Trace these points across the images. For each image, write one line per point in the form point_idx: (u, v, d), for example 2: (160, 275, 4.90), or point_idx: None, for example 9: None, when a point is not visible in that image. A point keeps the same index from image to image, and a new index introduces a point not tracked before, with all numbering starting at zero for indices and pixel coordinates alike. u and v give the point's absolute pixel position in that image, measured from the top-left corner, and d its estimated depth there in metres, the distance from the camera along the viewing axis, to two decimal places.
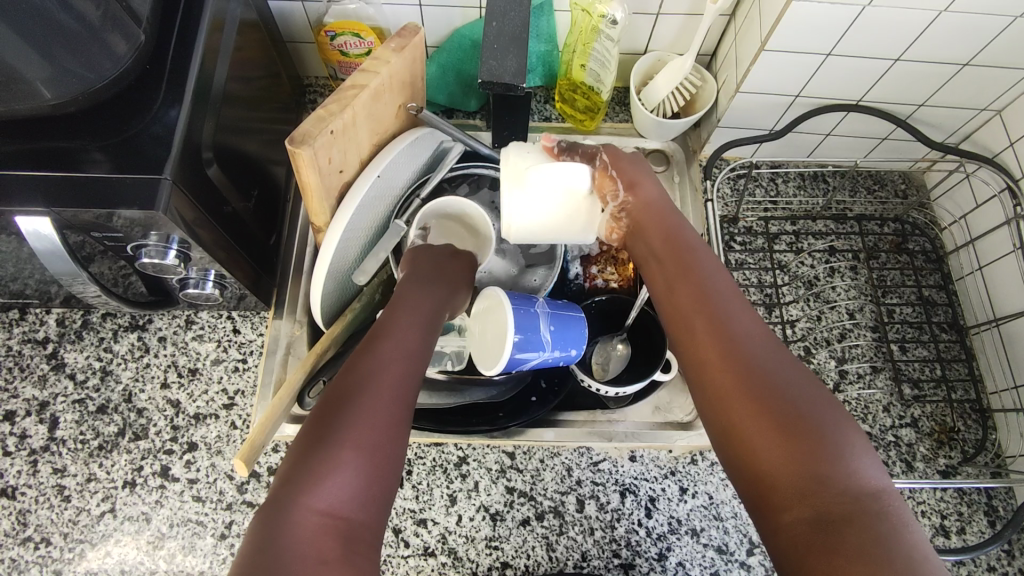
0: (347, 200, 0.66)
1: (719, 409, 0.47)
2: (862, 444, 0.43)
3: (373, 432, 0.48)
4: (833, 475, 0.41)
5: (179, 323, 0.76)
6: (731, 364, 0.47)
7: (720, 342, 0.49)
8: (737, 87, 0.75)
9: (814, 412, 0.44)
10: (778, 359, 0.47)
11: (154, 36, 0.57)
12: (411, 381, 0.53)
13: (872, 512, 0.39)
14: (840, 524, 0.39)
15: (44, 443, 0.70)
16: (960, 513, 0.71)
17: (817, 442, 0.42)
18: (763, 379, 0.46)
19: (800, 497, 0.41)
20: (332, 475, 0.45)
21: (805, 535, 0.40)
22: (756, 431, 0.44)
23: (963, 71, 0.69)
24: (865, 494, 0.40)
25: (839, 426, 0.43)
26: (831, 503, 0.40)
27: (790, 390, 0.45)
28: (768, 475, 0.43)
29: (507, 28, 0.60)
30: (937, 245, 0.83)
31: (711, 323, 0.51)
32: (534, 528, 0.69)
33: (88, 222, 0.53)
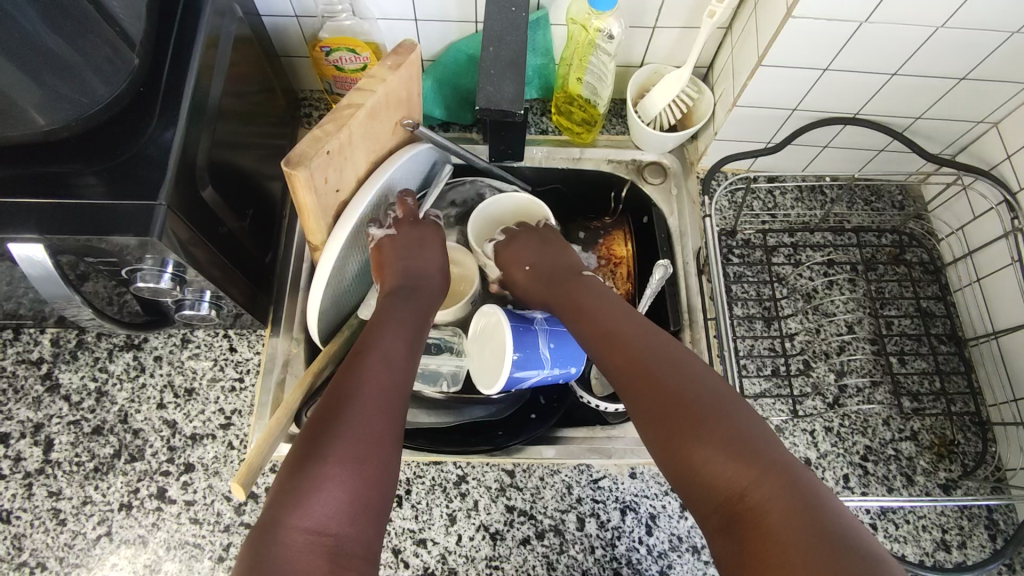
0: (343, 218, 0.66)
1: (644, 427, 0.52)
2: (760, 427, 0.48)
3: (360, 450, 0.49)
4: (742, 464, 0.46)
5: (175, 342, 0.76)
6: (649, 386, 0.53)
7: (634, 367, 0.55)
8: (735, 101, 0.75)
9: (721, 408, 0.49)
10: (683, 368, 0.53)
11: (147, 58, 0.56)
12: (396, 397, 0.54)
13: (782, 492, 0.44)
14: (752, 515, 0.44)
15: (39, 466, 0.70)
16: (961, 527, 0.71)
17: (726, 437, 0.47)
18: (676, 389, 0.51)
19: (718, 493, 0.46)
20: (322, 494, 0.46)
21: (730, 531, 0.45)
22: (689, 437, 0.49)
23: (960, 84, 0.69)
24: (773, 475, 0.45)
25: (740, 415, 0.49)
26: (740, 493, 0.45)
27: (696, 392, 0.51)
28: (691, 477, 0.48)
29: (504, 52, 0.59)
30: (935, 257, 0.83)
31: (628, 349, 0.57)
32: (534, 547, 0.69)
33: (82, 248, 0.53)
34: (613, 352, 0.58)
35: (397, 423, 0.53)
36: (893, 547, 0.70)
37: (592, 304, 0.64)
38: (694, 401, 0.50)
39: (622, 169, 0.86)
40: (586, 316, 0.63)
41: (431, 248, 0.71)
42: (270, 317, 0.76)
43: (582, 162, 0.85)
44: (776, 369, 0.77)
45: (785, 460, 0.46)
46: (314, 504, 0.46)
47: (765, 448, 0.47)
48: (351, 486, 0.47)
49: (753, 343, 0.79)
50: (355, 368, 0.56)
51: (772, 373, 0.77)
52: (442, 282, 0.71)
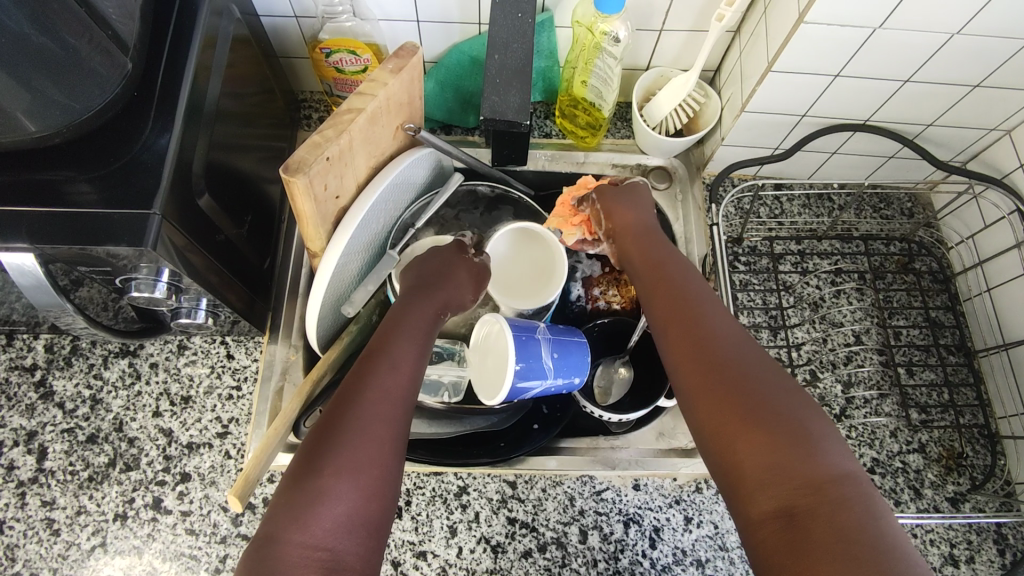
0: (344, 225, 0.64)
1: (698, 405, 0.47)
2: (829, 430, 0.44)
3: (362, 459, 0.46)
4: (801, 466, 0.41)
5: (171, 348, 0.75)
6: (708, 365, 0.48)
7: (697, 344, 0.49)
8: (743, 106, 0.73)
9: (779, 402, 0.44)
10: (752, 357, 0.48)
11: (142, 61, 0.55)
12: (403, 400, 0.51)
13: (834, 508, 0.40)
14: (812, 517, 0.40)
15: (32, 475, 0.69)
16: (969, 541, 0.70)
17: (794, 433, 0.43)
18: (739, 373, 0.46)
19: (773, 485, 0.41)
20: (322, 506, 0.44)
21: (778, 529, 0.40)
22: (739, 432, 0.44)
23: (974, 92, 0.67)
24: (833, 483, 0.41)
25: (813, 416, 0.44)
26: (800, 493, 0.41)
27: (761, 380, 0.46)
28: (742, 468, 0.43)
29: (509, 61, 0.58)
30: (944, 266, 0.81)
31: (692, 323, 0.51)
32: (536, 560, 0.68)
33: (74, 257, 0.51)
34: (671, 326, 0.52)
35: (404, 431, 0.50)
36: None
37: (667, 275, 0.58)
38: (755, 390, 0.45)
39: (626, 174, 0.84)
40: (660, 286, 0.57)
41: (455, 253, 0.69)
42: (268, 323, 0.75)
43: (586, 166, 0.84)
44: None
45: (840, 474, 0.41)
46: (314, 518, 0.43)
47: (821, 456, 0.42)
48: (354, 499, 0.45)
49: None
50: (361, 367, 0.52)
51: None
52: (466, 277, 0.68)
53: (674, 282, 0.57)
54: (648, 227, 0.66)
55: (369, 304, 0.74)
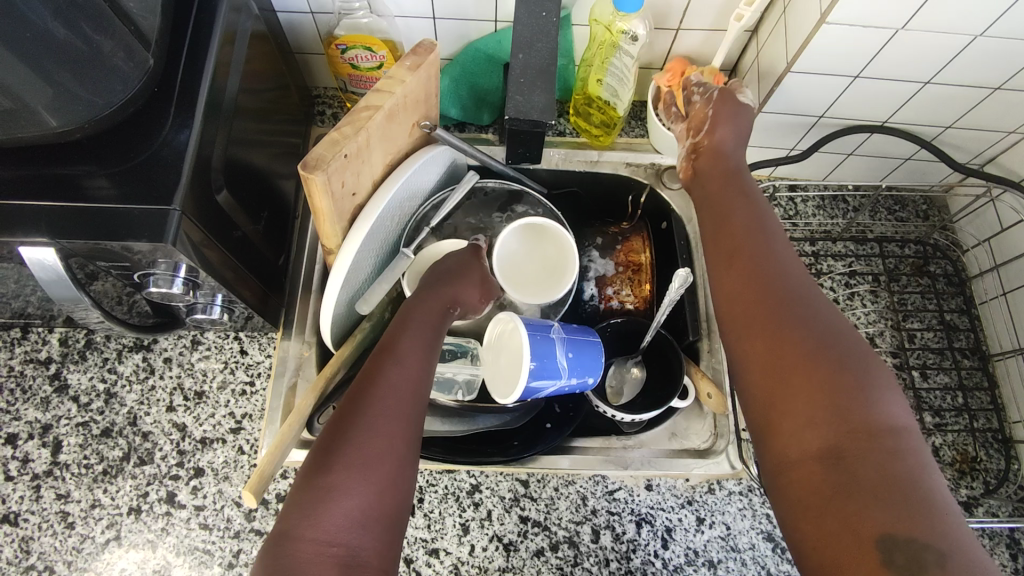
0: (360, 222, 0.64)
1: (749, 345, 0.46)
2: (887, 378, 0.42)
3: (374, 452, 0.45)
4: (849, 408, 0.40)
5: (185, 343, 0.75)
6: (766, 304, 0.47)
7: (753, 282, 0.48)
8: (760, 106, 0.73)
9: (831, 343, 0.43)
10: (812, 301, 0.46)
11: (162, 57, 0.55)
12: (414, 394, 0.50)
13: (877, 449, 0.39)
14: (854, 458, 0.39)
15: (47, 468, 0.69)
16: (982, 546, 0.70)
17: (846, 380, 0.41)
18: (793, 316, 0.45)
19: (819, 428, 0.41)
20: (334, 502, 0.43)
21: (815, 471, 0.40)
22: (784, 367, 0.43)
23: (994, 95, 0.67)
24: (883, 434, 0.39)
25: (870, 363, 0.43)
26: (846, 435, 0.40)
27: (818, 326, 0.44)
28: (785, 414, 0.42)
29: (533, 60, 0.58)
30: (959, 268, 0.81)
31: (753, 261, 0.49)
32: (548, 559, 0.68)
33: (93, 253, 0.51)
34: (729, 266, 0.51)
35: (417, 426, 0.49)
36: None
37: (733, 210, 0.55)
38: (807, 326, 0.44)
39: (641, 173, 0.84)
40: (726, 222, 0.54)
41: (466, 256, 0.69)
42: (281, 319, 0.75)
43: (600, 165, 0.84)
44: None
45: (888, 420, 0.40)
46: (327, 514, 0.42)
47: (868, 400, 0.41)
48: (366, 492, 0.44)
49: None
50: (374, 364, 0.52)
51: None
52: (478, 278, 0.67)
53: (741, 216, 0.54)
54: (736, 161, 0.60)
55: (382, 301, 0.74)
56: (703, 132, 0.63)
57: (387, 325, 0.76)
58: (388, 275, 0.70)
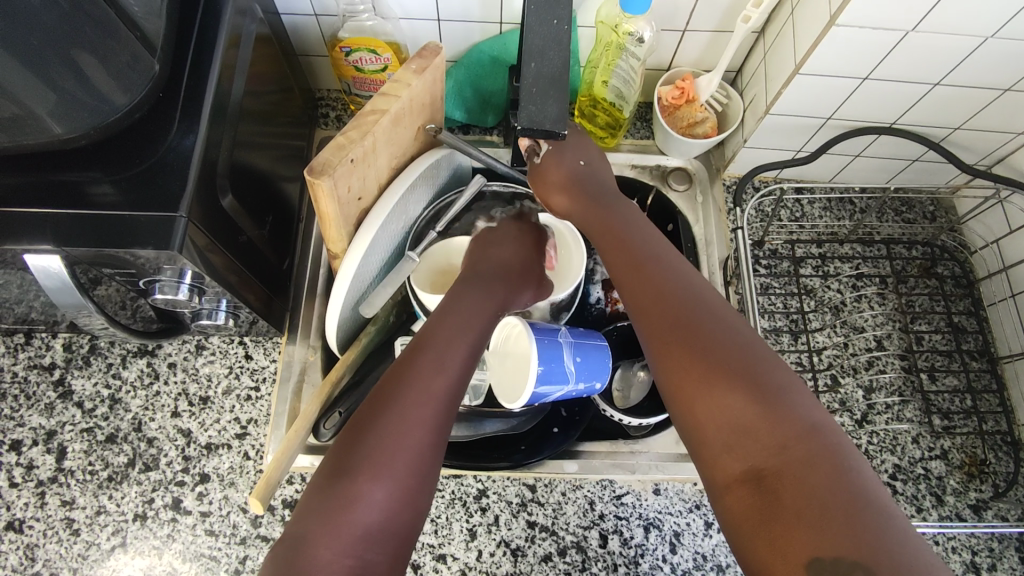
0: (365, 227, 0.64)
1: (665, 372, 0.47)
2: (797, 385, 0.44)
3: (395, 460, 0.45)
4: (768, 420, 0.42)
5: (190, 348, 0.74)
6: (672, 328, 0.48)
7: (660, 305, 0.49)
8: (767, 108, 0.72)
9: (743, 355, 0.45)
10: (716, 317, 0.48)
11: (168, 61, 0.54)
12: (445, 400, 0.49)
13: (800, 458, 0.40)
14: (778, 474, 0.40)
15: (51, 474, 0.68)
16: (992, 549, 0.69)
17: (760, 393, 0.43)
18: (700, 332, 0.47)
19: (741, 447, 0.42)
20: (353, 509, 0.42)
21: (745, 491, 0.40)
22: (700, 390, 0.44)
23: (1004, 96, 0.66)
24: (803, 440, 0.40)
25: (779, 372, 0.44)
26: (769, 452, 0.41)
27: (729, 341, 0.46)
28: (711, 438, 0.43)
29: (547, 69, 0.50)
30: (967, 270, 0.81)
31: (650, 280, 0.51)
32: (556, 564, 0.67)
33: (99, 260, 0.51)
34: (634, 287, 0.52)
35: (442, 437, 0.48)
36: None
37: (623, 232, 0.57)
38: (719, 343, 0.46)
39: (645, 175, 0.84)
40: (617, 246, 0.56)
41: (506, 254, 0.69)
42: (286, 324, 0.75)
43: None
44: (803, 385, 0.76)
45: (809, 426, 0.41)
46: (346, 519, 0.42)
47: (785, 409, 0.42)
48: (388, 502, 0.43)
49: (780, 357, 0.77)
50: (403, 365, 0.51)
51: None
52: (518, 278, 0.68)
53: (629, 239, 0.56)
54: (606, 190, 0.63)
55: (387, 304, 0.74)
56: (533, 166, 0.65)
57: (393, 329, 0.76)
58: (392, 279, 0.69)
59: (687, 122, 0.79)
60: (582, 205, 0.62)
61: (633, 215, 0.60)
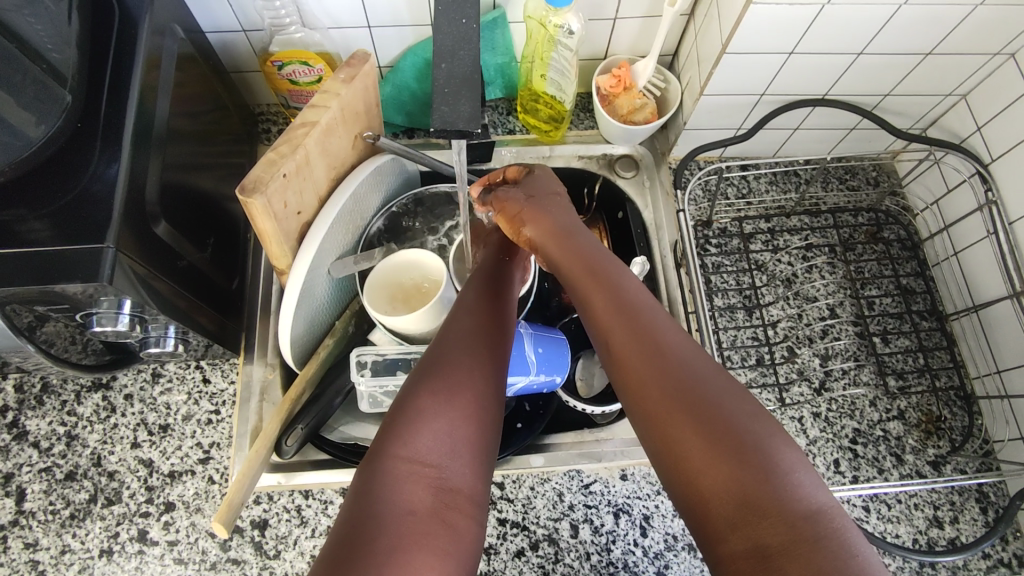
0: (308, 240, 0.64)
1: (657, 434, 0.45)
2: (798, 458, 0.42)
3: (460, 392, 0.48)
4: (772, 499, 0.40)
5: (145, 377, 0.74)
6: (665, 394, 0.45)
7: (650, 368, 0.46)
8: (702, 89, 0.73)
9: (743, 424, 0.43)
10: (711, 379, 0.45)
11: (82, 89, 0.53)
12: (497, 355, 0.52)
13: (807, 541, 0.38)
14: (785, 558, 0.38)
15: (12, 518, 0.67)
16: (953, 502, 0.71)
17: (760, 467, 0.41)
18: (694, 397, 0.44)
19: (744, 524, 0.40)
20: (431, 425, 0.46)
21: (749, 568, 0.39)
22: (699, 461, 0.42)
23: (926, 60, 0.68)
24: (806, 520, 0.39)
25: (778, 443, 0.42)
26: (774, 534, 0.39)
27: (728, 409, 0.43)
28: (711, 509, 0.42)
29: (460, 69, 0.45)
30: (911, 233, 0.82)
31: (638, 335, 0.48)
32: (529, 559, 0.68)
33: (30, 298, 0.50)
34: (623, 341, 0.48)
35: (502, 385, 0.51)
36: (887, 528, 0.70)
37: (608, 270, 0.53)
38: (717, 411, 0.43)
39: (593, 165, 0.84)
40: (595, 291, 0.52)
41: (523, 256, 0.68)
42: (242, 343, 0.74)
43: (552, 160, 0.84)
44: (761, 358, 0.77)
45: (813, 506, 0.40)
46: (421, 438, 0.45)
47: (788, 484, 0.40)
48: (461, 431, 0.47)
49: (736, 333, 0.78)
50: (460, 317, 0.54)
51: (757, 363, 0.76)
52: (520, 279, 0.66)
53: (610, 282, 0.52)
54: (575, 224, 0.60)
55: (345, 313, 0.74)
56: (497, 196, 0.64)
57: (352, 340, 0.76)
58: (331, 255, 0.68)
59: (627, 109, 0.80)
60: (548, 233, 0.59)
61: (599, 248, 0.57)
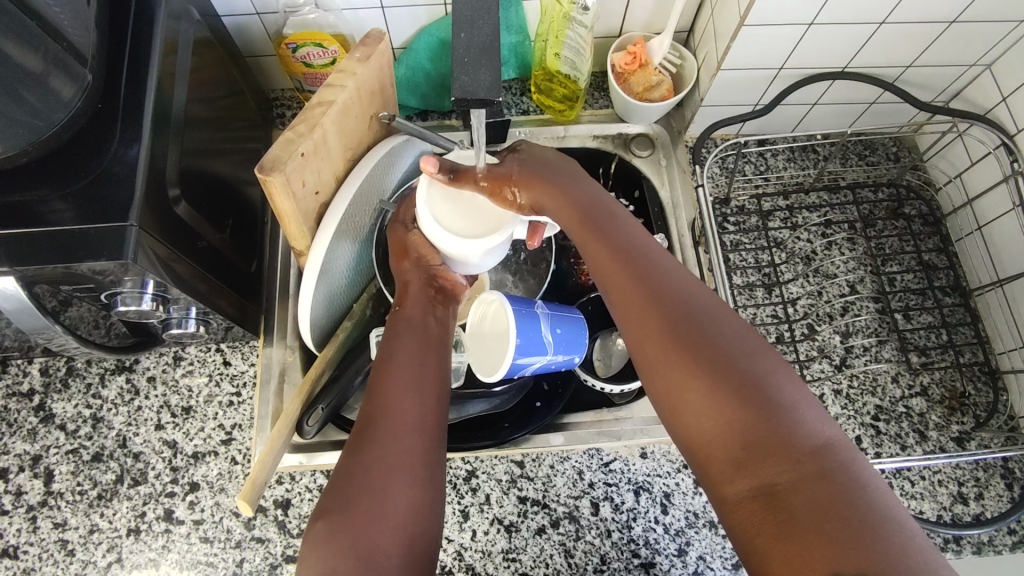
0: (326, 220, 0.64)
1: (656, 379, 0.45)
2: (804, 396, 0.41)
3: (380, 460, 0.46)
4: (774, 432, 0.40)
5: (167, 360, 0.74)
6: (666, 336, 0.45)
7: (649, 309, 0.46)
8: (719, 64, 0.72)
9: (748, 361, 0.43)
10: (714, 319, 0.45)
11: (101, 70, 0.54)
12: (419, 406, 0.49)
13: (811, 474, 0.38)
14: (790, 493, 0.38)
15: (41, 498, 0.69)
16: (977, 478, 0.70)
17: (761, 405, 0.41)
18: (694, 335, 0.44)
19: (751, 464, 0.40)
20: (324, 547, 0.42)
21: (755, 510, 0.39)
22: (698, 400, 0.42)
23: (950, 28, 0.66)
24: (811, 455, 0.39)
25: (783, 379, 0.42)
26: (782, 467, 0.39)
27: (729, 347, 0.43)
28: (713, 449, 0.41)
29: (478, 39, 0.44)
30: (934, 208, 0.81)
31: (635, 276, 0.48)
32: (550, 536, 0.68)
33: (55, 277, 0.51)
34: (621, 286, 0.49)
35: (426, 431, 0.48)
36: (910, 505, 0.69)
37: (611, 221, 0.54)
38: (718, 347, 0.43)
39: (608, 145, 0.84)
40: (596, 241, 0.52)
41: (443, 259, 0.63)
42: (262, 327, 0.75)
43: (568, 139, 0.83)
44: (781, 336, 0.76)
45: (818, 440, 0.40)
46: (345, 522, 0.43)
47: (790, 421, 0.40)
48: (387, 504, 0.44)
49: (756, 311, 0.77)
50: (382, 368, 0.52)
51: (777, 340, 0.76)
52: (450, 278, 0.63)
53: (608, 232, 0.52)
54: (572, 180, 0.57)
55: (363, 296, 0.75)
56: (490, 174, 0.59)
57: (370, 323, 0.76)
58: (347, 239, 0.68)
59: (643, 86, 0.79)
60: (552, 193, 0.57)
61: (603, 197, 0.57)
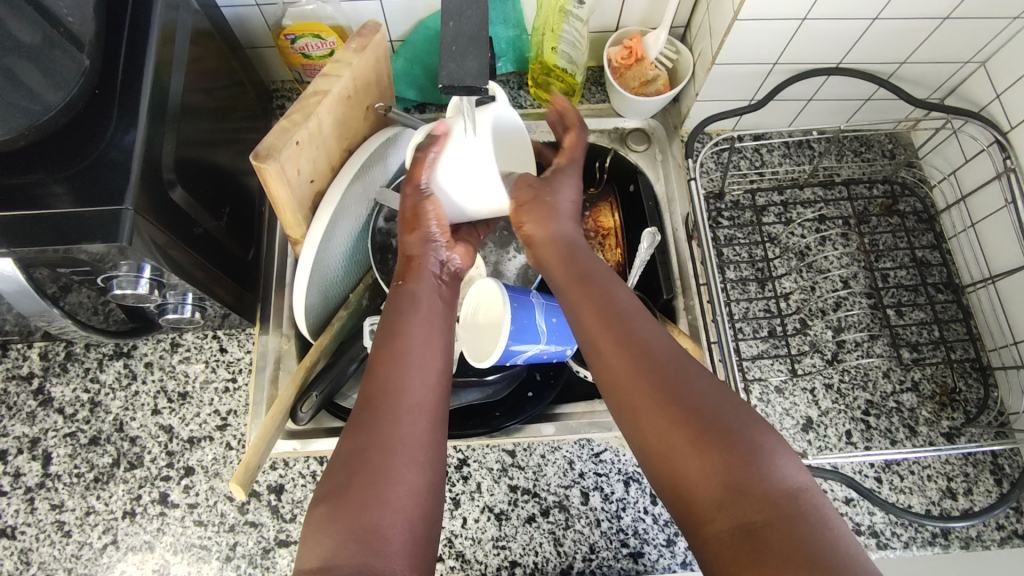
0: (321, 208, 0.64)
1: (636, 424, 0.45)
2: (777, 443, 0.42)
3: (384, 440, 0.46)
4: (748, 476, 0.40)
5: (164, 346, 0.75)
6: (644, 382, 0.46)
7: (628, 358, 0.47)
8: (714, 59, 0.73)
9: (723, 409, 0.43)
10: (691, 367, 0.46)
11: (99, 57, 0.54)
12: (423, 391, 0.50)
13: (783, 516, 0.39)
14: (766, 533, 0.39)
15: (39, 480, 0.70)
16: (967, 474, 0.70)
17: (738, 448, 0.41)
18: (673, 381, 0.45)
19: (727, 505, 0.40)
20: (330, 525, 0.43)
21: (732, 545, 0.39)
22: (675, 447, 0.43)
23: (943, 25, 0.67)
24: (783, 498, 0.40)
25: (757, 427, 0.43)
26: (756, 509, 0.40)
27: (707, 392, 0.44)
28: (691, 489, 0.42)
29: (467, 28, 0.45)
30: (928, 205, 0.81)
31: (616, 322, 0.50)
32: (540, 525, 0.69)
33: (53, 259, 0.52)
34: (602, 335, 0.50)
35: (430, 415, 0.49)
36: (899, 499, 0.70)
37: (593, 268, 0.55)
38: (693, 394, 0.44)
39: (605, 139, 0.84)
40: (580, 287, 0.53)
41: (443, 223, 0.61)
42: (258, 315, 0.76)
43: (564, 133, 0.83)
44: (772, 330, 0.76)
45: (789, 485, 0.40)
46: (354, 496, 0.44)
47: (765, 466, 0.41)
48: (392, 482, 0.45)
49: (748, 305, 0.78)
50: (388, 349, 0.52)
51: (768, 335, 0.76)
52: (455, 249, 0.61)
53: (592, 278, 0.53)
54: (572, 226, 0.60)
55: (360, 285, 0.76)
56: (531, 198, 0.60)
57: (366, 312, 0.77)
58: (343, 226, 0.69)
59: (639, 80, 0.80)
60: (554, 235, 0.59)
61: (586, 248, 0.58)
